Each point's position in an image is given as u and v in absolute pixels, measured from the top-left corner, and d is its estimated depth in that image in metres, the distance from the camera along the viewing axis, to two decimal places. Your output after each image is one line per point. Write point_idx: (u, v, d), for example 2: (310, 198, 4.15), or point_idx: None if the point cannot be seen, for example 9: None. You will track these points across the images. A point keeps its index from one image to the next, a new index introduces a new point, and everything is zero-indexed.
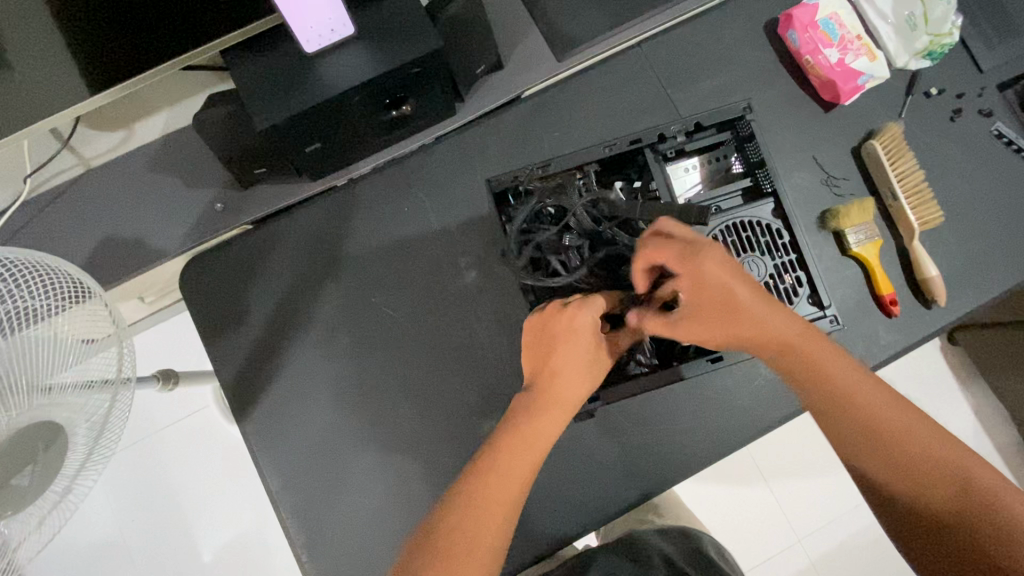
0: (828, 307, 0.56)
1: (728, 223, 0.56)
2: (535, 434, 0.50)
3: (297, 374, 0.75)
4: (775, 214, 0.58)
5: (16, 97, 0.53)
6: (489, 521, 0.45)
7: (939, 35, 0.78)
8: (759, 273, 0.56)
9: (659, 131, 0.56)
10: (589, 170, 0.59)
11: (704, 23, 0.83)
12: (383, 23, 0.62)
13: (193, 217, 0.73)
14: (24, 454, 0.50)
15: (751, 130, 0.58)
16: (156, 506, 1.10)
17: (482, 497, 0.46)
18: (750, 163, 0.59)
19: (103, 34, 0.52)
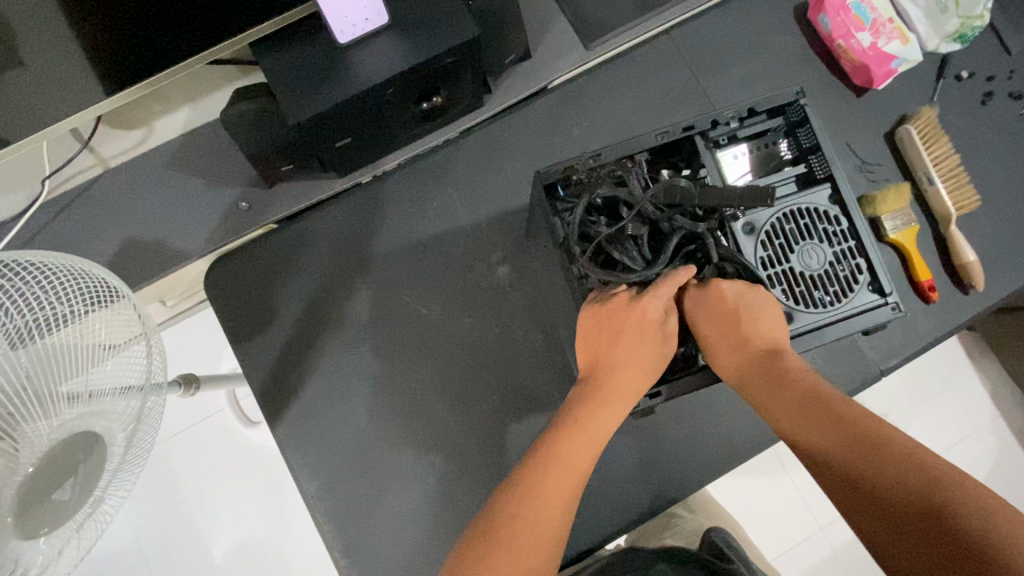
0: (889, 294, 0.55)
1: (784, 211, 0.54)
2: (591, 428, 0.49)
3: (328, 376, 0.73)
4: (830, 200, 0.56)
5: (35, 91, 0.50)
6: (546, 514, 0.45)
7: (969, 17, 0.76)
8: (817, 261, 0.54)
9: (711, 118, 0.54)
10: (639, 158, 0.56)
11: (732, 9, 0.81)
12: (416, 12, 0.60)
13: (218, 216, 0.71)
14: (65, 466, 0.48)
15: (804, 114, 0.56)
16: (177, 512, 1.07)
17: (540, 489, 0.46)
18: (802, 148, 0.57)
19: (135, 27, 0.50)
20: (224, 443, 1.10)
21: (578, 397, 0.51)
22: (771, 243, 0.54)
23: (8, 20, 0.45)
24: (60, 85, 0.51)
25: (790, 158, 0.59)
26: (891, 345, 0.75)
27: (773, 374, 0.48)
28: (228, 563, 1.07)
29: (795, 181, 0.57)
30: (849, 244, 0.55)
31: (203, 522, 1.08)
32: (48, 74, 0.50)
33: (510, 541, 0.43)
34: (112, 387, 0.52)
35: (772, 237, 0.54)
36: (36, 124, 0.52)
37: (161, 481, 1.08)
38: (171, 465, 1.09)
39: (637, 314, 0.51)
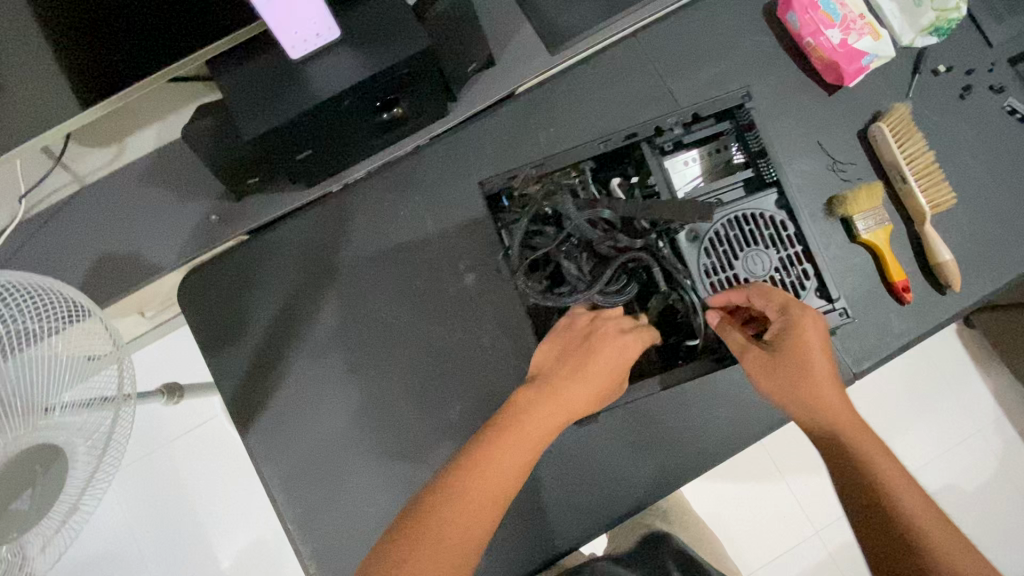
0: (836, 300, 0.56)
1: (731, 217, 0.56)
2: (522, 445, 0.51)
3: (299, 384, 0.74)
4: (778, 206, 0.57)
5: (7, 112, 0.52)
6: (462, 526, 0.46)
7: (944, 10, 0.76)
8: (764, 267, 0.56)
9: (654, 125, 0.56)
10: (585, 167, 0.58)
11: (700, 9, 0.80)
12: (369, 26, 0.61)
13: (189, 229, 0.73)
14: (22, 479, 0.50)
15: (751, 118, 0.57)
16: (157, 513, 1.10)
17: (476, 492, 0.48)
18: (752, 153, 0.58)
19: (91, 50, 0.52)
20: (200, 445, 1.12)
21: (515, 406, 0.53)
22: (715, 250, 0.56)
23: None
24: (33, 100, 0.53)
25: (740, 161, 0.61)
26: (863, 347, 0.74)
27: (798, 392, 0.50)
28: (206, 561, 1.09)
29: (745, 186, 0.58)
30: (792, 250, 0.57)
31: (182, 522, 1.10)
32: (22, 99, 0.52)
33: (436, 542, 0.46)
34: (74, 401, 0.53)
35: (716, 244, 0.56)
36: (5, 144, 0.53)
37: (138, 483, 1.10)
38: (167, 469, 1.11)
39: (604, 356, 0.54)
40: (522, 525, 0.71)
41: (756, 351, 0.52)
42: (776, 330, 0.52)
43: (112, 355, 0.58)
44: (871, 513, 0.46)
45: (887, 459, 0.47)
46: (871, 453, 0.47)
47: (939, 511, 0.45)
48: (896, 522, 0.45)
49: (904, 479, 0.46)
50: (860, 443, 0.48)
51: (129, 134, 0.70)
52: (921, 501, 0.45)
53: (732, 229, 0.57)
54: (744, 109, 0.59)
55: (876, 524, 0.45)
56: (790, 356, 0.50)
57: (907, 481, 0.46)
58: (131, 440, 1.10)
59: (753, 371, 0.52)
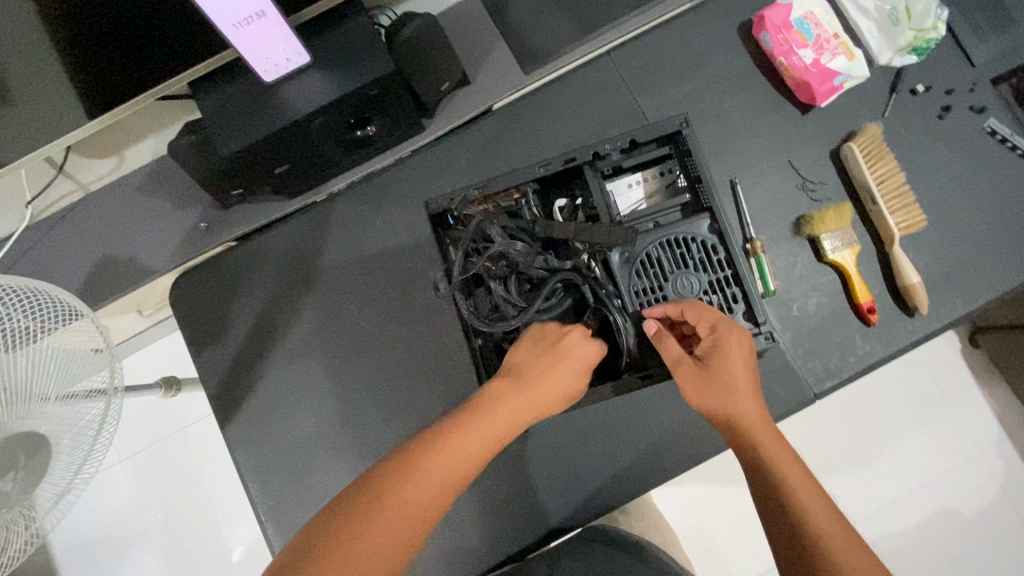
0: (762, 323, 0.61)
1: (661, 240, 0.63)
2: (451, 469, 0.50)
3: (276, 383, 0.79)
4: (710, 230, 0.63)
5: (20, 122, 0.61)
6: (383, 545, 0.45)
7: (922, 30, 0.75)
8: (693, 288, 0.62)
9: (594, 151, 0.64)
10: (528, 189, 0.68)
11: (675, 27, 0.82)
12: (339, 51, 0.65)
13: (180, 235, 0.78)
14: (7, 461, 0.55)
15: (687, 146, 0.64)
16: (155, 504, 1.13)
17: (434, 470, 0.50)
18: (690, 178, 0.65)
19: (90, 77, 0.59)
20: (181, 441, 1.15)
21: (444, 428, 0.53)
22: (646, 271, 0.62)
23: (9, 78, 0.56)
24: (44, 120, 0.61)
25: (684, 186, 0.67)
26: (827, 368, 0.73)
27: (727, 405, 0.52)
28: (185, 556, 1.12)
29: (682, 209, 0.65)
30: (725, 273, 0.62)
31: (159, 515, 1.13)
32: (30, 110, 0.60)
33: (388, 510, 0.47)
34: (58, 394, 0.59)
35: (647, 265, 0.62)
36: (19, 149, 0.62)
37: (127, 475, 1.14)
38: (165, 462, 1.15)
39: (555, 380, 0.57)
40: (478, 527, 0.74)
41: (688, 365, 0.54)
42: (714, 346, 0.54)
43: (105, 356, 0.63)
44: (781, 520, 0.47)
45: (800, 470, 0.49)
46: (785, 462, 0.49)
47: (847, 523, 0.46)
48: (802, 529, 0.46)
49: (816, 489, 0.48)
50: (775, 453, 0.50)
51: (126, 147, 0.77)
52: (829, 510, 0.47)
53: (665, 251, 0.63)
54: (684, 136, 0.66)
55: (783, 530, 0.47)
56: (716, 371, 0.53)
57: (818, 492, 0.48)
58: (117, 433, 1.14)
59: (683, 384, 0.55)
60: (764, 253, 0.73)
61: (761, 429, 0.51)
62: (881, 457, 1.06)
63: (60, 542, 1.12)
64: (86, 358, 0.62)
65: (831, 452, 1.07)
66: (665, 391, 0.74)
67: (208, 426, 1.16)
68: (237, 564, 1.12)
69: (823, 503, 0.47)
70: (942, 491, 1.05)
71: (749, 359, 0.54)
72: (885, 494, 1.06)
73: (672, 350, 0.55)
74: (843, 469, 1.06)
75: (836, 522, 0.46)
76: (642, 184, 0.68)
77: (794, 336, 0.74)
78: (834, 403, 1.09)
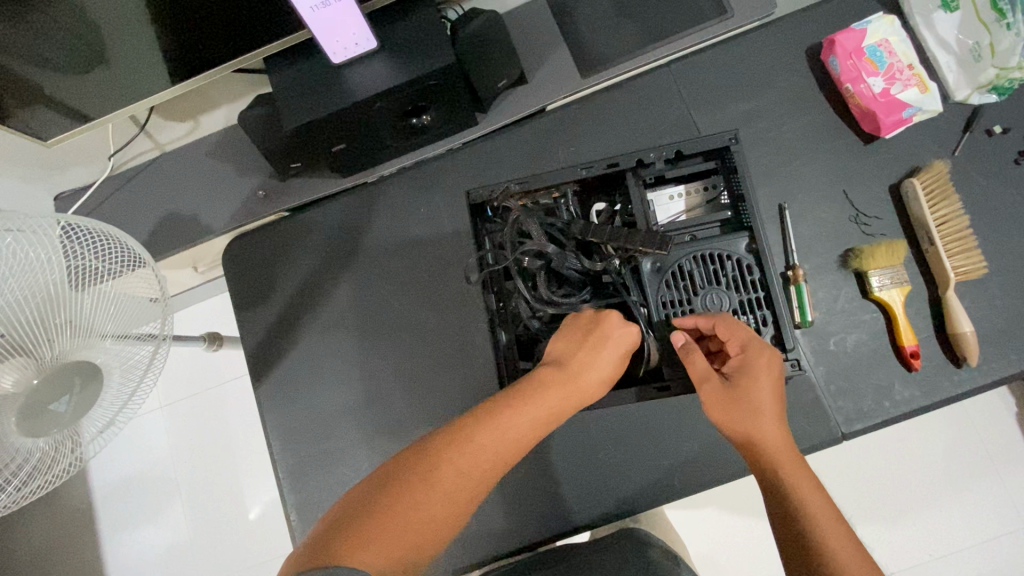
0: (791, 350, 0.60)
1: (696, 254, 0.62)
2: (486, 452, 0.50)
3: (309, 350, 0.83)
4: (748, 249, 0.62)
5: (113, 88, 0.68)
6: (427, 523, 0.45)
7: (1005, 68, 0.71)
8: (722, 306, 0.61)
9: (637, 158, 0.65)
10: (567, 189, 0.69)
11: (741, 44, 0.80)
12: (405, 40, 0.68)
13: (239, 201, 0.83)
14: (62, 385, 0.60)
15: (734, 162, 0.64)
16: (186, 453, 1.20)
17: (485, 430, 0.51)
18: (734, 197, 0.65)
19: (178, 49, 0.64)
20: (214, 396, 1.22)
21: (475, 415, 0.53)
22: (676, 283, 0.62)
23: (109, 46, 0.62)
24: (132, 82, 0.68)
25: (727, 205, 0.66)
26: (858, 409, 0.71)
27: (751, 426, 0.50)
28: (208, 505, 1.18)
29: (722, 226, 0.65)
30: (758, 294, 0.61)
31: (184, 461, 1.20)
32: (122, 74, 0.66)
33: (445, 461, 0.48)
34: (114, 332, 0.64)
35: (678, 278, 0.62)
36: (108, 107, 0.70)
37: (165, 422, 1.22)
38: (200, 414, 1.22)
39: (594, 364, 0.57)
40: (481, 517, 0.76)
41: (714, 383, 0.53)
42: (743, 364, 0.53)
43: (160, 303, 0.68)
44: (801, 549, 0.45)
45: (824, 500, 0.47)
46: (808, 492, 0.47)
47: (870, 557, 0.44)
48: (822, 561, 0.44)
49: (840, 522, 0.46)
50: (797, 482, 0.48)
51: (201, 114, 0.83)
52: (851, 542, 0.44)
53: (698, 266, 0.63)
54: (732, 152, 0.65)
55: (802, 558, 0.45)
56: (743, 393, 0.52)
57: (844, 526, 0.46)
58: (159, 377, 1.22)
59: (708, 403, 0.53)
60: (805, 283, 0.71)
61: (785, 452, 0.49)
62: (914, 514, 1.00)
63: (99, 475, 1.21)
64: (144, 303, 0.66)
65: (859, 500, 1.02)
66: (684, 409, 0.73)
67: (241, 387, 1.22)
68: (253, 523, 1.17)
69: (845, 534, 0.45)
70: (980, 561, 0.97)
71: (777, 384, 0.52)
72: (914, 554, 0.99)
73: (698, 367, 0.54)
74: (870, 520, 1.01)
75: (858, 555, 0.44)
76: (684, 198, 0.68)
77: (827, 372, 0.72)
78: (869, 450, 1.03)
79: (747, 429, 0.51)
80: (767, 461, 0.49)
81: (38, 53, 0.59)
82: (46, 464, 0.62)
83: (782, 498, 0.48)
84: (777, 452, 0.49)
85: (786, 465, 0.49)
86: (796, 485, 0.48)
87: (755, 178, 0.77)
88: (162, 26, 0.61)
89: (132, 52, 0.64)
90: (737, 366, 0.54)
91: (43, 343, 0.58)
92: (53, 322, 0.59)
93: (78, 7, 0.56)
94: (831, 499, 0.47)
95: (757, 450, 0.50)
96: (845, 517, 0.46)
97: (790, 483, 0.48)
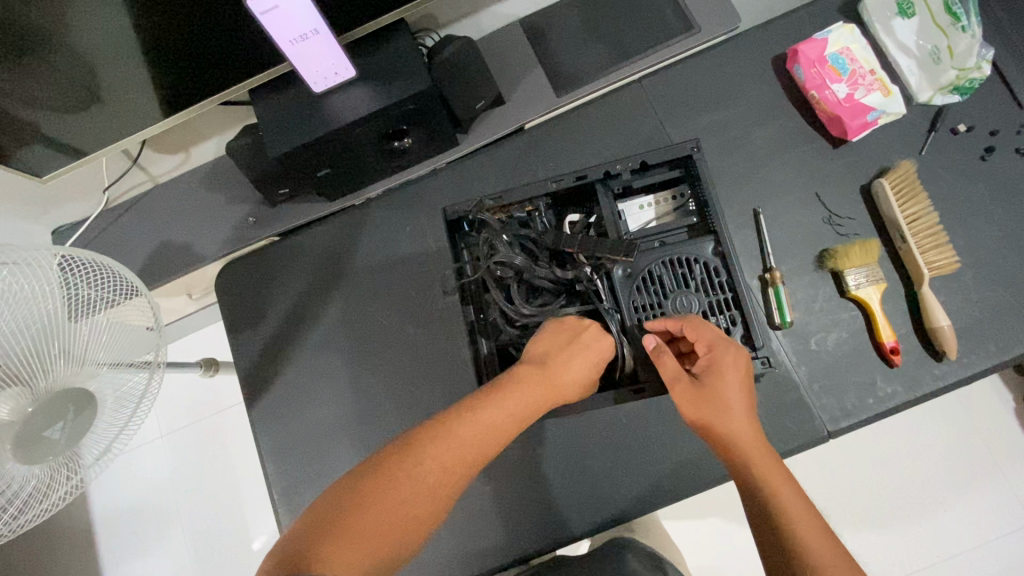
0: (760, 348, 0.61)
1: (666, 259, 0.65)
2: (467, 445, 0.52)
3: (301, 371, 0.84)
4: (715, 253, 0.64)
5: (110, 128, 0.71)
6: (406, 516, 0.47)
7: (965, 69, 0.75)
8: (693, 308, 0.63)
9: (604, 170, 0.68)
10: (539, 203, 0.72)
11: (709, 58, 0.83)
12: (382, 68, 0.71)
13: (229, 229, 0.85)
14: (57, 412, 0.62)
15: (698, 170, 0.67)
16: (186, 482, 1.21)
17: (466, 425, 0.52)
18: (700, 204, 0.67)
19: (166, 85, 0.67)
20: (213, 424, 1.23)
21: (458, 410, 0.54)
22: (647, 287, 0.64)
23: (103, 90, 0.65)
24: (125, 120, 0.71)
25: (694, 211, 0.69)
26: (843, 407, 0.71)
27: (721, 421, 0.52)
28: (208, 534, 1.18)
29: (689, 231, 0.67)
30: (726, 296, 0.63)
31: (184, 491, 1.20)
32: (114, 113, 0.69)
33: (426, 454, 0.50)
34: (110, 361, 0.66)
35: (648, 282, 0.64)
36: (101, 143, 0.73)
37: (165, 452, 1.23)
38: (199, 443, 1.22)
39: (571, 366, 0.59)
40: (473, 531, 0.76)
41: (685, 382, 0.54)
42: (711, 361, 0.55)
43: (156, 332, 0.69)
44: (774, 539, 0.46)
45: (794, 490, 0.48)
46: (777, 483, 0.48)
47: (842, 546, 0.45)
48: (793, 548, 0.45)
49: (809, 510, 0.47)
50: (767, 473, 0.49)
51: (192, 146, 0.87)
52: (820, 528, 0.46)
53: (668, 271, 0.65)
54: (696, 160, 0.68)
55: (776, 548, 0.46)
56: (712, 391, 0.53)
57: (813, 514, 0.47)
58: (158, 407, 1.23)
59: (680, 402, 0.54)
60: (782, 284, 0.73)
61: (755, 445, 0.51)
62: (915, 515, 0.99)
63: (99, 507, 1.21)
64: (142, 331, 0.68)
65: (860, 503, 1.01)
66: (670, 414, 0.74)
67: (239, 414, 1.23)
68: (254, 552, 1.17)
69: (815, 521, 0.46)
70: (986, 561, 0.96)
71: (744, 381, 0.54)
72: (919, 556, 0.98)
73: (669, 368, 0.56)
74: (872, 523, 1.00)
75: (828, 540, 0.45)
76: (653, 207, 0.71)
77: (809, 371, 0.73)
78: (867, 452, 1.03)
79: (717, 424, 0.52)
80: (739, 455, 0.50)
81: (36, 97, 0.62)
82: (42, 493, 0.63)
83: (755, 492, 0.48)
84: (747, 444, 0.51)
85: (756, 456, 0.50)
86: (766, 475, 0.49)
87: (729, 185, 0.79)
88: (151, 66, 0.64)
89: (126, 94, 0.67)
90: (706, 364, 0.55)
91: (39, 373, 0.61)
92: (49, 353, 0.61)
93: (77, 53, 0.59)
94: (802, 489, 0.48)
95: (728, 446, 0.51)
96: (817, 508, 0.47)
97: (760, 475, 0.49)
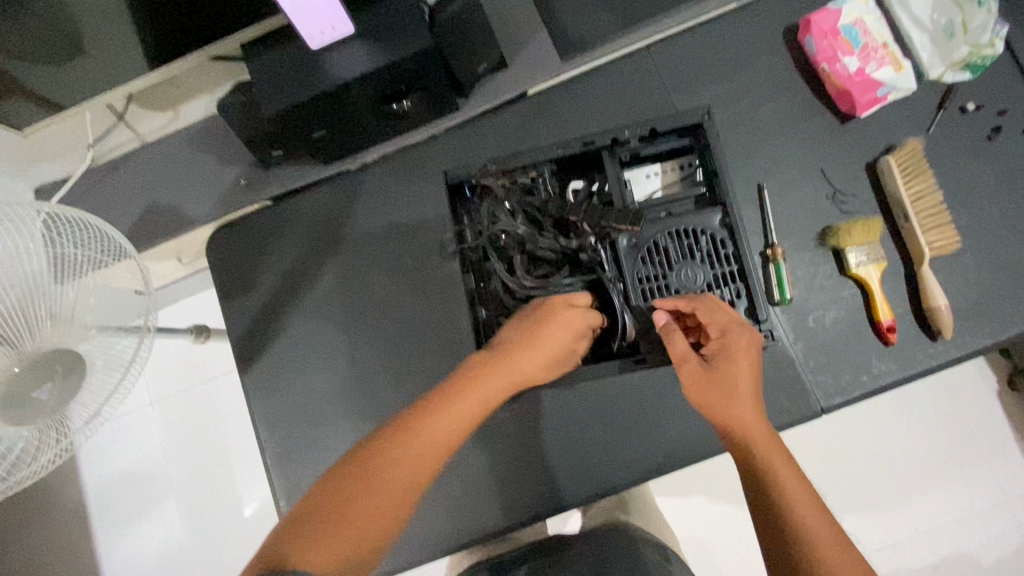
0: (763, 320, 0.62)
1: (671, 230, 0.64)
2: (454, 425, 0.54)
3: (294, 338, 0.83)
4: (721, 224, 0.64)
5: (93, 77, 0.67)
6: (397, 496, 0.49)
7: (977, 45, 0.73)
8: (697, 280, 0.63)
9: (613, 136, 0.67)
10: (545, 169, 0.71)
11: (719, 26, 0.81)
12: (381, 23, 0.67)
13: (220, 191, 0.83)
14: (45, 371, 0.60)
15: (707, 138, 0.66)
16: (176, 448, 1.20)
17: (453, 407, 0.55)
18: (708, 174, 0.66)
19: (152, 35, 0.64)
20: (204, 392, 1.22)
21: (442, 394, 0.56)
22: (652, 258, 0.63)
23: (83, 39, 0.62)
24: (109, 71, 0.67)
25: (701, 180, 0.68)
26: (836, 385, 0.72)
27: (727, 401, 0.52)
28: (200, 500, 1.18)
29: (695, 202, 0.66)
30: (731, 268, 0.63)
31: (175, 458, 1.20)
32: (97, 63, 0.66)
33: (414, 436, 0.52)
34: (98, 324, 0.64)
35: (653, 253, 0.63)
36: (83, 95, 0.69)
37: (155, 418, 1.22)
38: (189, 410, 1.22)
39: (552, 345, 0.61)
40: (467, 499, 0.77)
41: (694, 362, 0.55)
42: (722, 343, 0.56)
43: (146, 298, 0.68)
44: (768, 513, 0.47)
45: (794, 470, 0.49)
46: (777, 462, 0.49)
47: (841, 531, 0.45)
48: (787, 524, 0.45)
49: (807, 489, 0.48)
50: (768, 452, 0.50)
51: (180, 103, 0.83)
52: (817, 509, 0.46)
53: (673, 242, 0.64)
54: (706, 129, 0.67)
55: (770, 523, 0.46)
56: (722, 373, 0.54)
57: (811, 494, 0.47)
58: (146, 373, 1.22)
59: (687, 382, 0.55)
60: (783, 261, 0.73)
61: (758, 427, 0.51)
62: (897, 491, 1.02)
63: (88, 473, 1.20)
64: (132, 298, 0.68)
65: (844, 478, 1.03)
66: (666, 389, 0.75)
67: (231, 382, 1.22)
68: (246, 518, 1.17)
69: (812, 499, 0.47)
70: (962, 535, 0.99)
71: (754, 365, 0.55)
72: (898, 530, 1.01)
73: (679, 348, 0.56)
74: (855, 499, 1.02)
75: (823, 518, 0.46)
76: (660, 176, 0.71)
77: (805, 348, 0.73)
78: (854, 431, 1.04)
79: (722, 403, 0.52)
80: (742, 434, 0.51)
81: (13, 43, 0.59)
82: (30, 455, 0.62)
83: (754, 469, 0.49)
84: (751, 424, 0.51)
85: (757, 437, 0.51)
86: (768, 455, 0.49)
87: (734, 158, 0.78)
88: (135, 12, 0.61)
89: (110, 43, 0.64)
90: (717, 347, 0.56)
91: (25, 334, 0.59)
92: (34, 314, 0.59)
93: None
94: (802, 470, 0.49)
95: (732, 424, 0.52)
96: (815, 488, 0.48)
97: (761, 453, 0.49)
